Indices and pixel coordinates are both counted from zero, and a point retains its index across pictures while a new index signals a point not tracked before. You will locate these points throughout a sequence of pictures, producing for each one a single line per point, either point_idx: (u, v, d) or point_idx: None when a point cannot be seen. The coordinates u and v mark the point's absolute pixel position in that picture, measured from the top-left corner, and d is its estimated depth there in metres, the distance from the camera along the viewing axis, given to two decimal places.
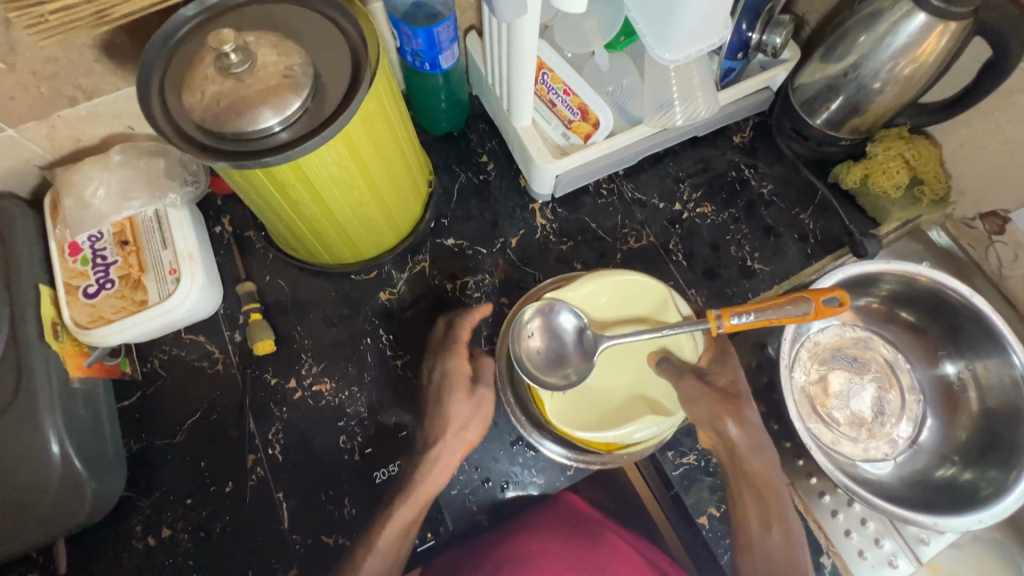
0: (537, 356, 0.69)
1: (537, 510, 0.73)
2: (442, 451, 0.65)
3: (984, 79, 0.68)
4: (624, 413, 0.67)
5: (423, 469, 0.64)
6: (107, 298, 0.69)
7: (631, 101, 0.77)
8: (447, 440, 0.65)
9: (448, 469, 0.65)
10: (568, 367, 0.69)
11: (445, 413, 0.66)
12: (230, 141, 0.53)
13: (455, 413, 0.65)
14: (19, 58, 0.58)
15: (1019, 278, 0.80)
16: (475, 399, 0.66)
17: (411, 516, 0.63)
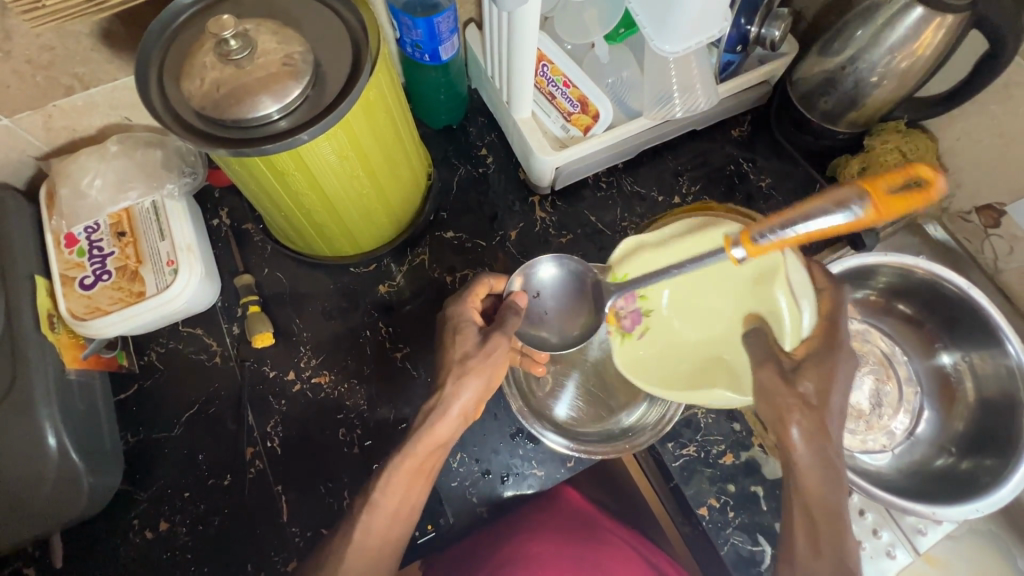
0: (549, 316, 0.70)
1: (543, 512, 0.73)
2: (445, 401, 0.60)
3: (981, 72, 0.68)
4: (699, 375, 0.69)
5: (427, 418, 0.60)
6: (104, 289, 0.68)
7: (630, 93, 0.78)
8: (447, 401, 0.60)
9: (456, 419, 0.61)
10: (577, 313, 0.69)
11: (449, 356, 0.62)
12: (230, 129, 0.53)
13: (454, 357, 0.61)
14: (14, 46, 0.58)
15: (1014, 271, 0.81)
16: (486, 347, 0.61)
17: (406, 480, 0.59)
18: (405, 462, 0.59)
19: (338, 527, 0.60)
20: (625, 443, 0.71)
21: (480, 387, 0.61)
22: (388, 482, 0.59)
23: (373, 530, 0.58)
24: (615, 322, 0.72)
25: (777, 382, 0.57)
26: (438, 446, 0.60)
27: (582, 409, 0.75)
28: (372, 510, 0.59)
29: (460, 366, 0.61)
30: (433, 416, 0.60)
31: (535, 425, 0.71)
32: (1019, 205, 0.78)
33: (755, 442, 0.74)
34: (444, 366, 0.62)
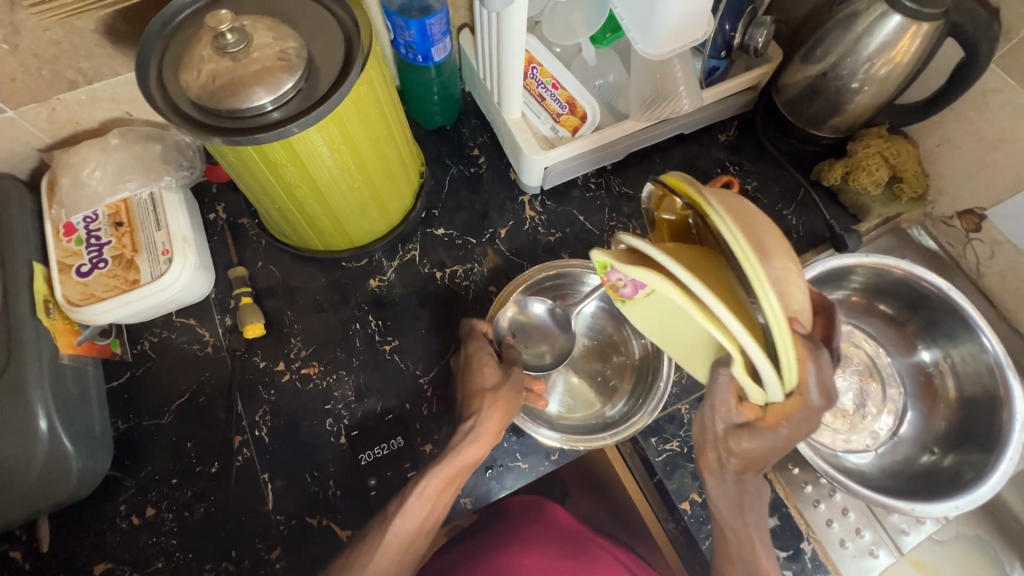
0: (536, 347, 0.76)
1: (529, 523, 0.73)
2: (480, 418, 0.64)
3: (958, 79, 0.70)
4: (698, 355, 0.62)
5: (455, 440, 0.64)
6: (100, 277, 0.69)
7: (617, 97, 0.81)
8: (483, 416, 0.64)
9: (490, 436, 0.64)
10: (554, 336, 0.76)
11: (479, 384, 0.67)
12: (225, 119, 0.55)
13: (485, 384, 0.66)
14: (22, 40, 0.60)
15: (996, 274, 0.84)
16: (510, 375, 0.67)
17: (439, 486, 0.62)
18: (440, 472, 0.62)
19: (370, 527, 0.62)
20: (606, 434, 0.72)
21: (506, 413, 0.65)
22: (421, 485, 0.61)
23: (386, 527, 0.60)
24: (613, 290, 0.61)
25: (715, 431, 0.58)
26: (462, 467, 0.63)
27: (572, 404, 0.77)
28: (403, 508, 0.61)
29: (484, 395, 0.65)
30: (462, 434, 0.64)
31: (523, 423, 0.72)
32: (997, 211, 0.80)
33: None
34: (475, 394, 0.66)
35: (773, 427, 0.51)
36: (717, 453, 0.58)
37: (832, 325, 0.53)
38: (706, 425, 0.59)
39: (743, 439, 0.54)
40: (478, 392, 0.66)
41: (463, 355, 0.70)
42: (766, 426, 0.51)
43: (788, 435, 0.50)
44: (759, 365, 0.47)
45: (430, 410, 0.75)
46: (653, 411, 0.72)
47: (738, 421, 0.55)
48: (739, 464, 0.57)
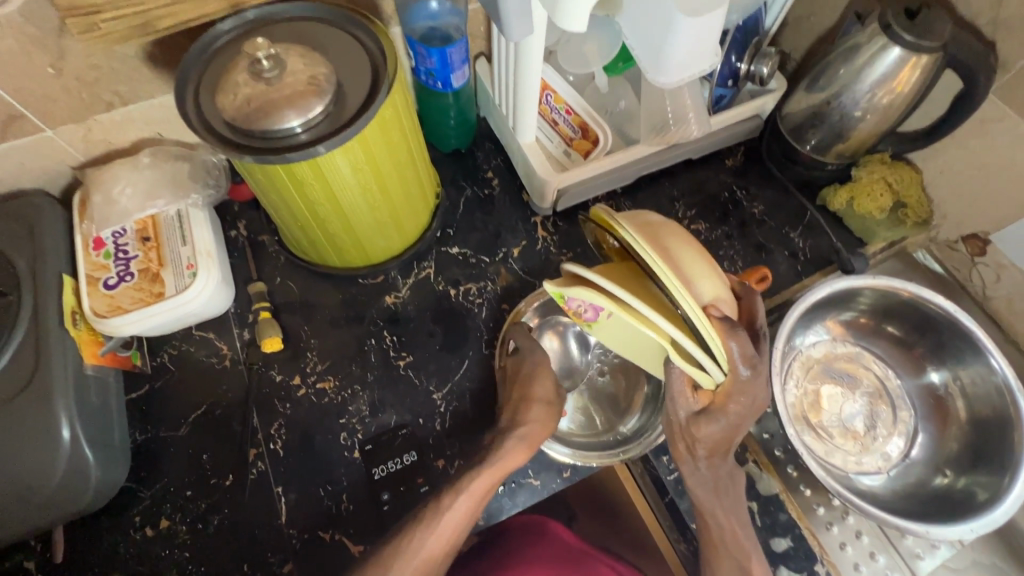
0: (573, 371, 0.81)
1: (531, 543, 0.74)
2: (532, 421, 0.70)
3: (958, 108, 0.73)
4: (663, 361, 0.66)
5: (495, 443, 0.69)
6: (126, 290, 0.72)
7: (627, 123, 0.84)
8: (539, 411, 0.71)
9: (538, 437, 0.70)
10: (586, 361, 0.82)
11: (535, 391, 0.72)
12: (257, 138, 0.58)
13: (541, 393, 0.72)
14: (66, 64, 0.65)
15: (1002, 298, 0.86)
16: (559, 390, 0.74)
17: (490, 482, 0.67)
18: (480, 482, 0.66)
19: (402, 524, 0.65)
20: (617, 452, 0.74)
21: (546, 411, 0.71)
22: (461, 484, 0.66)
23: (425, 524, 0.64)
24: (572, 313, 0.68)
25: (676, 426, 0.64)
26: (503, 473, 0.68)
27: (582, 423, 0.78)
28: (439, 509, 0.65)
29: (523, 399, 0.71)
30: (506, 433, 0.69)
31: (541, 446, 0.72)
32: (1002, 235, 0.83)
33: (749, 458, 0.78)
34: (529, 399, 0.71)
35: (724, 406, 0.58)
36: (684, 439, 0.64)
37: (752, 307, 0.61)
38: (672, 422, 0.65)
39: (703, 425, 0.61)
40: (524, 396, 0.72)
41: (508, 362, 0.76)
42: (718, 406, 0.59)
43: (741, 411, 0.58)
44: (694, 351, 0.54)
45: (442, 426, 0.76)
46: (662, 432, 0.74)
47: (697, 409, 0.62)
48: (705, 447, 0.63)
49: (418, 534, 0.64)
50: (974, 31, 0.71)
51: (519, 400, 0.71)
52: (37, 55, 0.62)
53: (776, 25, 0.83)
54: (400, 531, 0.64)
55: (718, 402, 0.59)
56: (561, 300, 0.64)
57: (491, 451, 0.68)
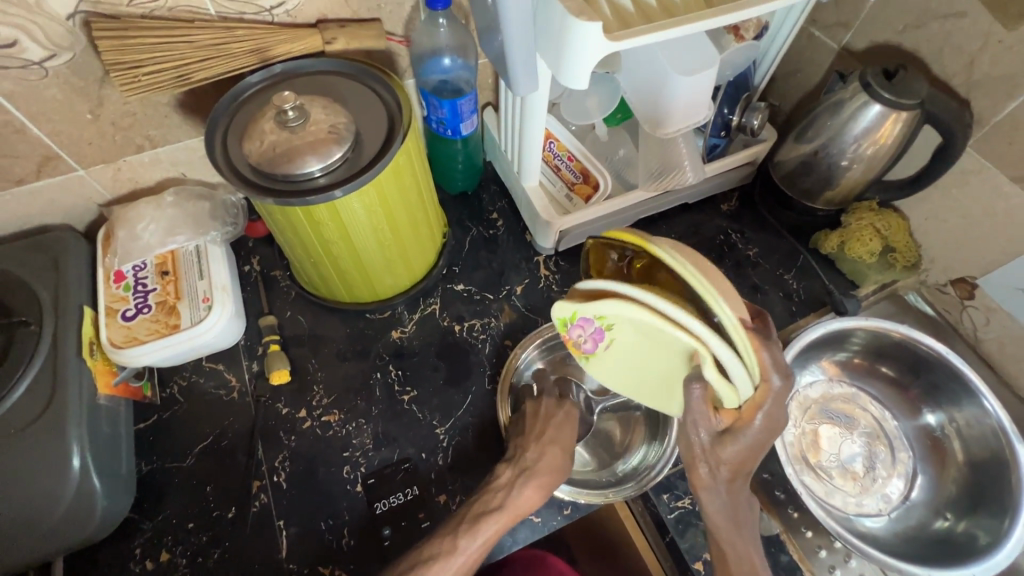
0: None
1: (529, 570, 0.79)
2: (548, 460, 0.71)
3: (938, 161, 0.77)
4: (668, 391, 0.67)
5: (511, 486, 0.68)
6: (142, 321, 0.74)
7: (627, 169, 0.89)
8: (554, 452, 0.72)
9: (550, 476, 0.70)
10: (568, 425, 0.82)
11: (560, 436, 0.73)
12: (279, 182, 0.62)
13: (563, 438, 0.73)
14: (104, 110, 0.70)
15: (993, 340, 0.89)
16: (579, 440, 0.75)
17: (502, 524, 0.66)
18: (492, 524, 0.66)
19: (413, 561, 0.63)
20: (608, 492, 0.75)
21: (563, 455, 0.72)
22: (479, 528, 0.65)
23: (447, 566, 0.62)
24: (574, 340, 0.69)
25: (697, 449, 0.62)
26: (518, 516, 0.68)
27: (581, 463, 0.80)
28: (453, 547, 0.64)
29: (544, 442, 0.72)
30: (525, 475, 0.69)
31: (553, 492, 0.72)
32: (988, 279, 0.85)
33: None
34: (544, 439, 0.73)
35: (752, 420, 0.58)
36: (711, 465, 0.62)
37: None
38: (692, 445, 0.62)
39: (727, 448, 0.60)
40: (546, 437, 0.73)
41: (529, 404, 0.77)
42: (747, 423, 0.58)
43: (762, 431, 0.58)
44: (729, 361, 0.54)
45: (446, 460, 0.77)
46: (662, 471, 0.75)
47: (720, 428, 0.61)
48: (729, 470, 0.62)
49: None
50: (949, 90, 0.77)
51: (544, 440, 0.72)
52: (78, 102, 0.68)
53: (765, 81, 0.88)
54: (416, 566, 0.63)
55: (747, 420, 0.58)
56: (566, 325, 0.65)
57: (508, 492, 0.68)
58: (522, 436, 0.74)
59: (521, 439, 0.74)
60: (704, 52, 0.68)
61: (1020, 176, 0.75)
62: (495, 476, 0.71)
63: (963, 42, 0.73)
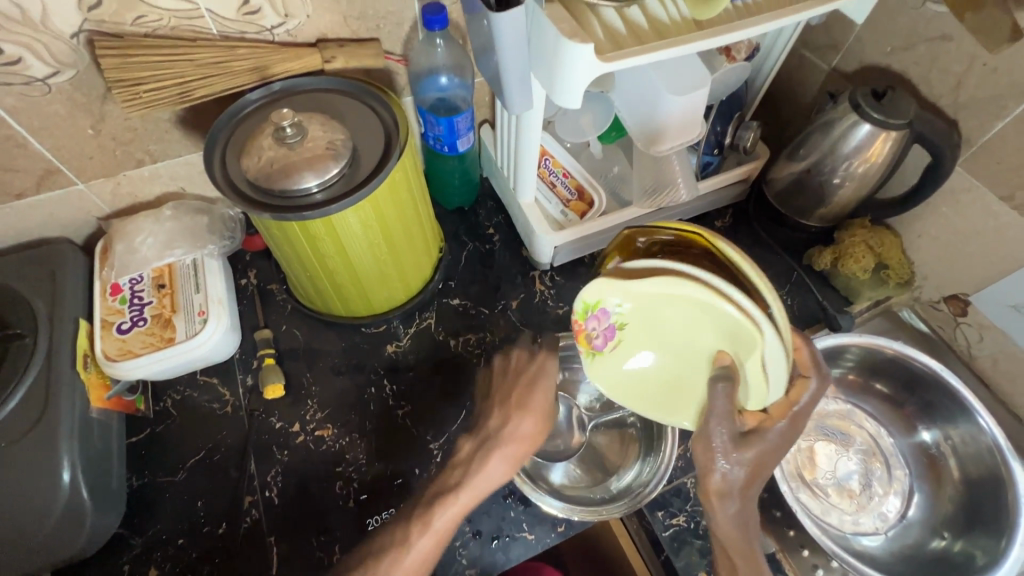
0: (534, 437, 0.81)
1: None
2: (511, 430, 0.70)
3: (928, 179, 0.78)
4: (673, 394, 0.70)
5: (469, 463, 0.69)
6: (138, 334, 0.74)
7: (621, 186, 0.90)
8: (517, 420, 0.70)
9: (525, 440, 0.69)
10: (558, 438, 0.82)
11: (527, 400, 0.71)
12: (276, 197, 0.63)
13: (530, 403, 0.71)
14: (105, 125, 0.71)
15: (987, 357, 0.89)
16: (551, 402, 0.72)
17: (462, 504, 0.66)
18: (451, 504, 0.66)
19: (366, 551, 0.66)
20: (603, 508, 0.74)
21: (536, 421, 0.70)
22: (433, 515, 0.66)
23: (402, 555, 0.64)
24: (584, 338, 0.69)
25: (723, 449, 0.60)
26: (480, 492, 0.68)
27: (576, 476, 0.79)
28: (405, 539, 0.65)
29: (511, 408, 0.71)
30: (486, 449, 0.69)
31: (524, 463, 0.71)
32: (980, 296, 0.86)
33: None
34: (505, 403, 0.72)
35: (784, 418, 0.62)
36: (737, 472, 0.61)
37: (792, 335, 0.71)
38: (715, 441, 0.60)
39: (750, 450, 0.61)
40: (513, 404, 0.72)
41: (500, 360, 0.77)
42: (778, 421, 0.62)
43: (784, 430, 0.62)
44: (777, 358, 0.57)
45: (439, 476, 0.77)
46: (656, 488, 0.75)
47: (744, 430, 0.62)
48: (747, 479, 0.62)
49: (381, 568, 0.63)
50: (937, 110, 0.78)
51: (510, 409, 0.71)
52: (80, 117, 0.69)
53: (759, 97, 0.88)
54: (368, 556, 0.65)
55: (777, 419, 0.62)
56: (583, 315, 0.66)
57: (465, 469, 0.69)
58: (489, 405, 0.73)
59: (490, 408, 0.73)
60: (695, 72, 0.69)
61: (1009, 195, 0.76)
62: (457, 451, 0.71)
63: (950, 64, 0.74)
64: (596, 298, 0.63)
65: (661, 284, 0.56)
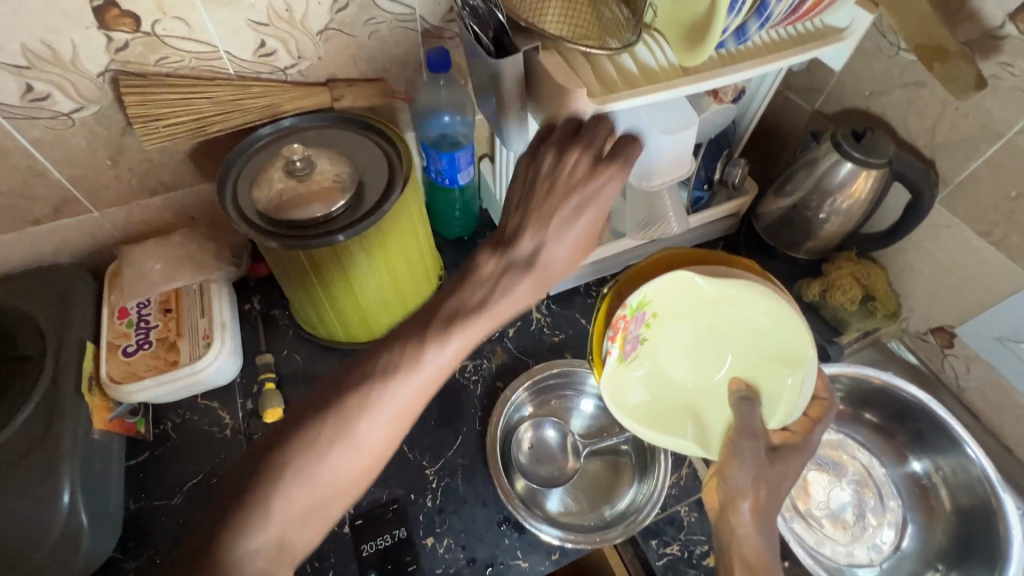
0: (531, 463, 0.82)
1: None
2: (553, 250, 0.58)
3: (910, 214, 0.81)
4: (678, 419, 0.70)
5: (496, 281, 0.57)
6: (143, 357, 0.77)
7: (616, 219, 0.93)
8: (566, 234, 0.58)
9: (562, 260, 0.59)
10: (554, 464, 0.82)
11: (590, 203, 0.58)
12: (284, 227, 0.66)
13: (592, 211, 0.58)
14: (123, 157, 0.74)
15: (974, 388, 0.91)
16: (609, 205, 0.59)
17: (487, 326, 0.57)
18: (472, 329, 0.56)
19: (369, 371, 0.54)
20: (599, 535, 0.74)
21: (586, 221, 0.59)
22: (451, 331, 0.55)
23: (411, 374, 0.54)
24: (621, 343, 0.66)
25: (759, 463, 0.62)
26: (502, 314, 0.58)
27: (571, 504, 0.80)
28: (416, 356, 0.54)
29: (553, 222, 0.58)
30: (515, 271, 0.57)
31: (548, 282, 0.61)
32: (966, 328, 0.88)
33: None
34: (564, 199, 0.57)
35: (807, 433, 0.66)
36: (767, 491, 0.62)
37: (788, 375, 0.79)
38: (746, 455, 0.62)
39: (780, 465, 0.63)
40: (561, 220, 0.58)
41: (549, 157, 0.58)
42: (803, 437, 0.66)
43: (804, 445, 0.66)
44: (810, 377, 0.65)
45: (433, 502, 0.77)
46: (649, 515, 0.76)
47: (772, 446, 0.65)
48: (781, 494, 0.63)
49: (385, 387, 0.53)
50: (915, 150, 0.82)
51: (553, 222, 0.58)
52: (100, 149, 0.72)
53: (746, 136, 0.93)
54: (368, 378, 0.54)
55: (800, 434, 0.66)
56: (629, 312, 0.65)
57: (490, 288, 0.57)
58: (528, 212, 0.58)
59: (530, 222, 0.58)
60: (684, 113, 0.73)
61: (986, 230, 0.79)
62: (477, 264, 0.58)
63: (924, 108, 0.79)
64: (650, 296, 0.65)
65: (737, 282, 0.62)
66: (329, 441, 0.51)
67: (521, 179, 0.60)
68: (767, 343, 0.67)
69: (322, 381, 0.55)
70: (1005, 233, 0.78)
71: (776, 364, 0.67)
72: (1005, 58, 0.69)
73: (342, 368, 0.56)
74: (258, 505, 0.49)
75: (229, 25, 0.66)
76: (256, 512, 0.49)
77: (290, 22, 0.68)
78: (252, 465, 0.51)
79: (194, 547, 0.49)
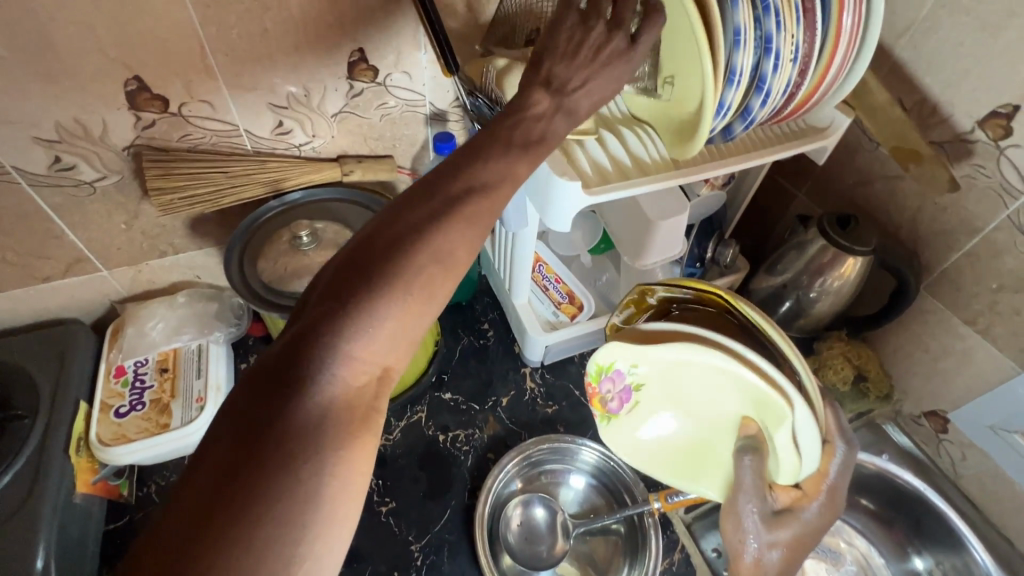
0: (520, 542, 0.80)
1: None
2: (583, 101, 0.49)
3: (899, 303, 0.83)
4: (691, 459, 0.70)
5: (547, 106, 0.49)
6: (134, 419, 0.76)
7: (612, 292, 0.94)
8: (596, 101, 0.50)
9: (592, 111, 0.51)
10: (541, 544, 0.80)
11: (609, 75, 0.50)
12: (288, 298, 0.71)
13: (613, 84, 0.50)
14: (139, 221, 0.78)
15: (972, 476, 0.90)
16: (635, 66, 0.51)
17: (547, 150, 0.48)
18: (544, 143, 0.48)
19: (468, 183, 0.44)
20: None
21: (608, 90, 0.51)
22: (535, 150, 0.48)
23: (504, 198, 0.45)
24: (601, 404, 0.69)
25: (759, 528, 0.58)
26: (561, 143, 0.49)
27: None
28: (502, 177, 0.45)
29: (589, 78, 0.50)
30: (566, 117, 0.50)
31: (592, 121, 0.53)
32: (958, 414, 0.88)
33: None
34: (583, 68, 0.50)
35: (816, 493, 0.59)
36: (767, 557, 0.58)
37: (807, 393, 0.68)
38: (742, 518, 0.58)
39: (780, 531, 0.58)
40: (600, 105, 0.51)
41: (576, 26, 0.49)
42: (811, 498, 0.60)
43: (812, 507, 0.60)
44: (807, 428, 0.56)
45: None
46: None
47: (775, 508, 0.60)
48: (782, 565, 0.59)
49: (485, 208, 0.44)
50: (899, 239, 0.85)
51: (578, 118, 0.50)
52: (116, 215, 0.76)
53: (735, 218, 0.96)
54: (472, 191, 0.44)
55: (809, 497, 0.60)
56: (598, 378, 0.66)
57: (546, 127, 0.49)
58: (572, 62, 0.49)
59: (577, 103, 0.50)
60: (672, 199, 0.77)
61: (971, 319, 0.81)
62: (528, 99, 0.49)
63: (904, 201, 0.83)
64: (608, 361, 0.63)
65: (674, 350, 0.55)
66: (433, 251, 0.41)
67: (551, 29, 0.50)
68: (752, 397, 0.58)
69: (410, 186, 0.44)
70: (989, 323, 0.79)
71: (763, 414, 0.58)
72: (976, 160, 0.73)
73: (423, 182, 0.44)
74: (349, 321, 0.39)
75: (250, 107, 0.70)
76: (355, 327, 0.39)
77: (307, 105, 0.73)
78: (346, 265, 0.41)
79: (271, 358, 0.38)
